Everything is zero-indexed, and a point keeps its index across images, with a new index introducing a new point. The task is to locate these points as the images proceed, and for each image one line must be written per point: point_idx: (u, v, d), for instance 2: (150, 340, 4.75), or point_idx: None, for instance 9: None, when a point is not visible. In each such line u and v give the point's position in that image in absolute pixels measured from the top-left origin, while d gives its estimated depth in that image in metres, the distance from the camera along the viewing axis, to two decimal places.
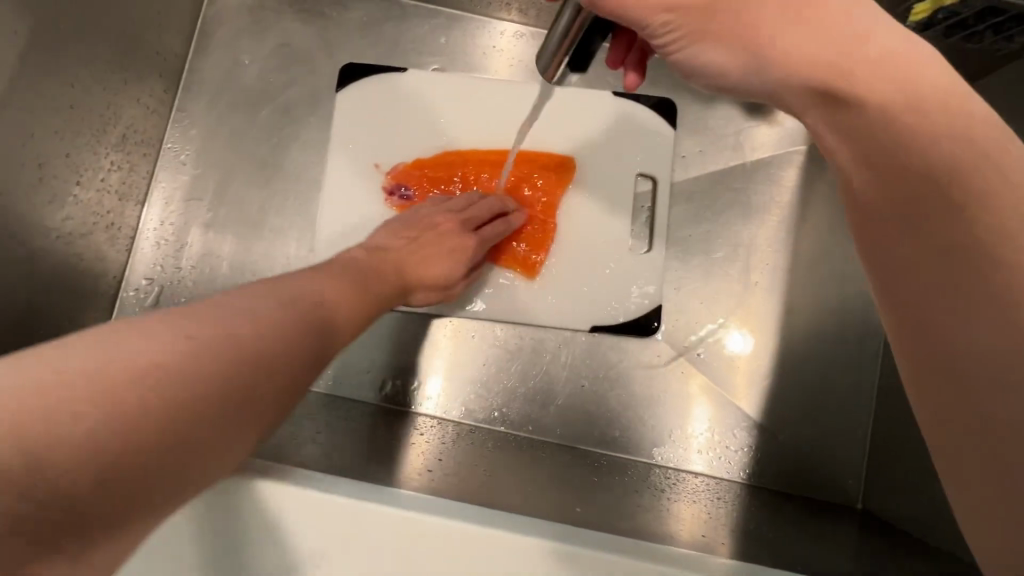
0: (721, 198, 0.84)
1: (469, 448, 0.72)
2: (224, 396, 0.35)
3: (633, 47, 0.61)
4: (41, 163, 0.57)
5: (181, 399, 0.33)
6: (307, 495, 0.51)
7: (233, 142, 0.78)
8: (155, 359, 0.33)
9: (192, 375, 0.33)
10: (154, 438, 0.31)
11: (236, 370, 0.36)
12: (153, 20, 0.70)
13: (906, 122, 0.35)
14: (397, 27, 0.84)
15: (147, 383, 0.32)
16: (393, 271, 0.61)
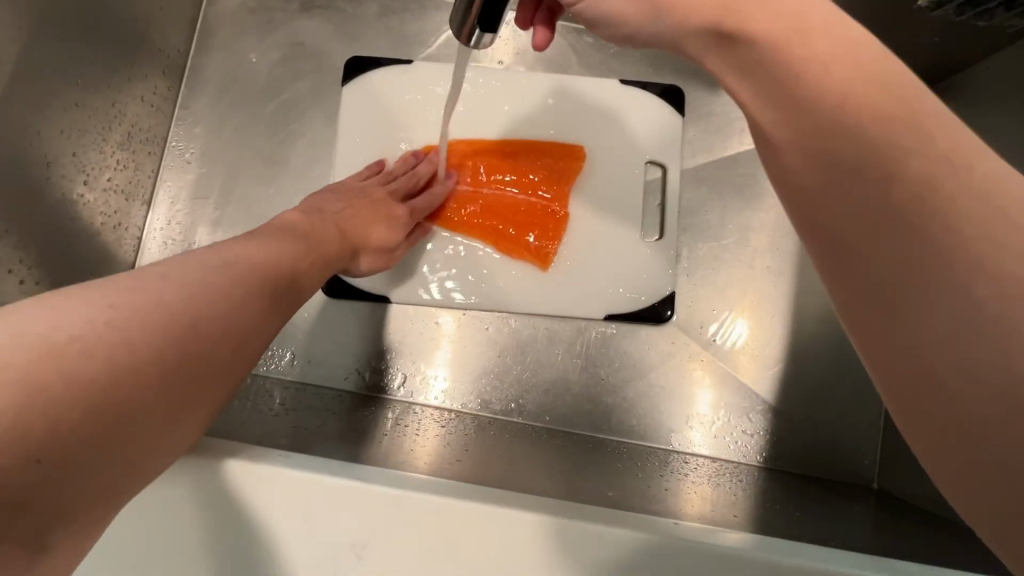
0: (730, 180, 0.80)
1: (476, 432, 0.67)
2: (153, 376, 0.33)
3: (541, 6, 0.59)
4: (49, 161, 0.58)
5: (109, 377, 0.30)
6: (294, 483, 0.43)
7: (238, 138, 0.77)
8: (76, 329, 0.30)
9: (114, 349, 0.31)
10: (77, 420, 0.29)
11: (175, 344, 0.34)
12: (156, 16, 0.70)
13: (796, 50, 0.32)
14: (401, 19, 0.79)
15: (66, 355, 0.29)
16: (333, 229, 0.58)
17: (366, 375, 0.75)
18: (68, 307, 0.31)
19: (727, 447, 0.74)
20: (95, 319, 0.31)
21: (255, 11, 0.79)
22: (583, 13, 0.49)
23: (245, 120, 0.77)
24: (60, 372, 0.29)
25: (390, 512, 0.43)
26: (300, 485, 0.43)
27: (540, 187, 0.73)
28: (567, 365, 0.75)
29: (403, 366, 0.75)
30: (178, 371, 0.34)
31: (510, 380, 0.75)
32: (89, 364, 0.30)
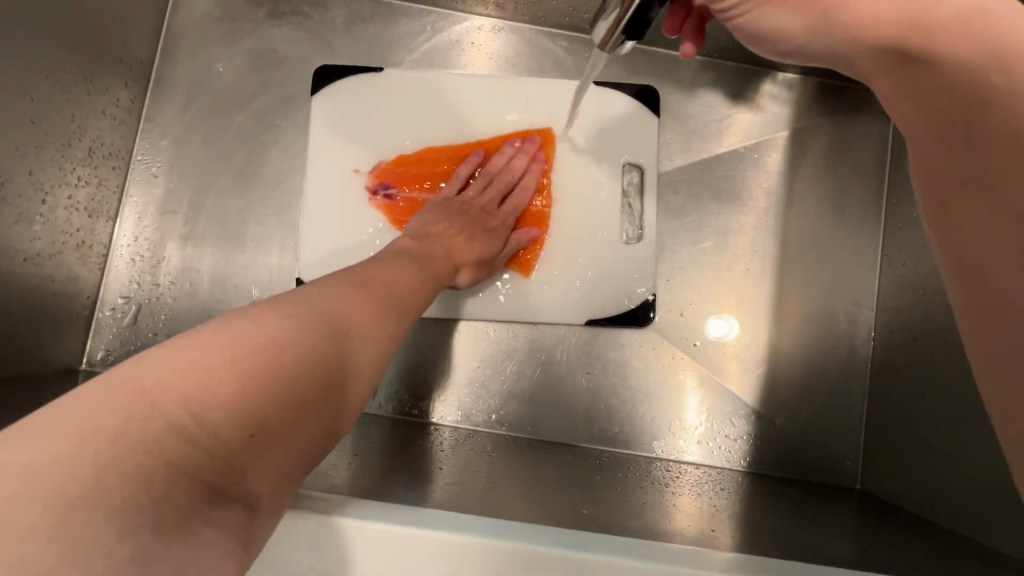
0: (707, 183, 0.79)
1: (456, 447, 0.66)
2: (330, 370, 0.37)
3: (692, 12, 0.57)
4: (6, 182, 0.56)
5: (297, 364, 0.35)
6: (328, 525, 0.42)
7: (207, 150, 0.75)
8: (269, 324, 0.36)
9: (300, 341, 0.36)
10: (287, 395, 0.34)
11: (325, 354, 0.37)
12: (116, 26, 0.68)
13: (982, 74, 0.41)
14: (371, 26, 0.78)
15: (269, 343, 0.35)
16: (441, 253, 0.60)
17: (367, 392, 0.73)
18: (259, 313, 0.37)
19: (712, 452, 0.74)
20: (286, 317, 0.37)
21: (221, 19, 0.77)
22: (741, 26, 0.49)
23: (214, 132, 0.75)
24: (251, 376, 0.33)
25: (357, 542, 0.42)
26: (340, 529, 0.42)
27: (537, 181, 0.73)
28: (548, 374, 0.74)
29: (380, 379, 0.74)
30: (347, 364, 0.39)
31: (491, 391, 0.74)
32: (287, 351, 0.35)
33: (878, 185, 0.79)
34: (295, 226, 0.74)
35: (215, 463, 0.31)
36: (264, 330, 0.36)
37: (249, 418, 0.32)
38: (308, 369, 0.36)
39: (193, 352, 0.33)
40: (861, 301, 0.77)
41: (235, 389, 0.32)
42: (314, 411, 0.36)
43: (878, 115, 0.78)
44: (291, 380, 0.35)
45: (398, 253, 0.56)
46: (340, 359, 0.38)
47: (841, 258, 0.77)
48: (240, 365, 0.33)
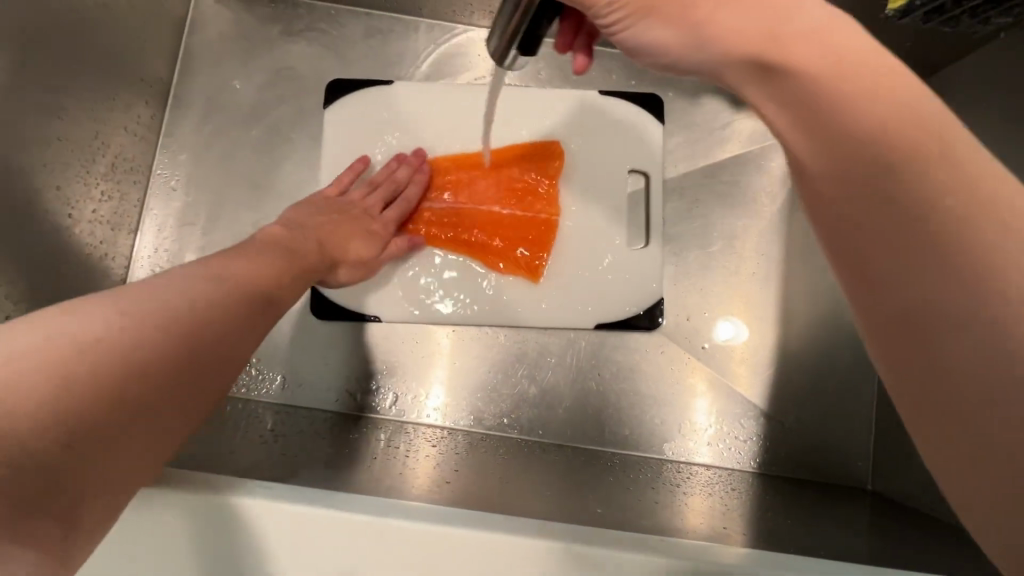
0: (713, 188, 0.80)
1: (469, 450, 0.67)
2: (169, 372, 0.37)
3: (580, 30, 0.56)
4: (32, 198, 0.59)
5: (123, 371, 0.34)
6: (361, 525, 0.43)
7: (223, 164, 0.77)
8: (101, 328, 0.35)
9: (133, 345, 0.35)
10: (115, 401, 0.34)
11: (162, 360, 0.37)
12: (137, 46, 0.71)
13: (832, 83, 0.34)
14: (382, 41, 0.80)
15: (91, 348, 0.34)
16: (312, 244, 0.58)
17: (317, 387, 0.75)
18: (88, 314, 0.35)
19: (721, 453, 0.74)
20: (128, 315, 0.36)
21: (236, 37, 0.79)
22: (624, 40, 0.45)
23: (229, 146, 0.77)
24: (73, 385, 0.33)
25: (378, 538, 0.43)
26: (375, 529, 0.43)
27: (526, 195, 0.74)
28: (558, 377, 0.76)
29: (394, 385, 0.75)
30: (200, 363, 0.39)
31: (502, 395, 0.75)
32: (116, 357, 0.34)
33: None
34: None
35: (35, 475, 0.32)
36: (91, 333, 0.34)
37: (64, 426, 0.32)
38: (141, 373, 0.35)
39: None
40: None
41: (48, 398, 0.32)
42: (153, 411, 0.36)
43: None
44: (122, 385, 0.34)
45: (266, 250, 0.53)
46: (185, 358, 0.38)
47: None
48: (50, 379, 0.32)
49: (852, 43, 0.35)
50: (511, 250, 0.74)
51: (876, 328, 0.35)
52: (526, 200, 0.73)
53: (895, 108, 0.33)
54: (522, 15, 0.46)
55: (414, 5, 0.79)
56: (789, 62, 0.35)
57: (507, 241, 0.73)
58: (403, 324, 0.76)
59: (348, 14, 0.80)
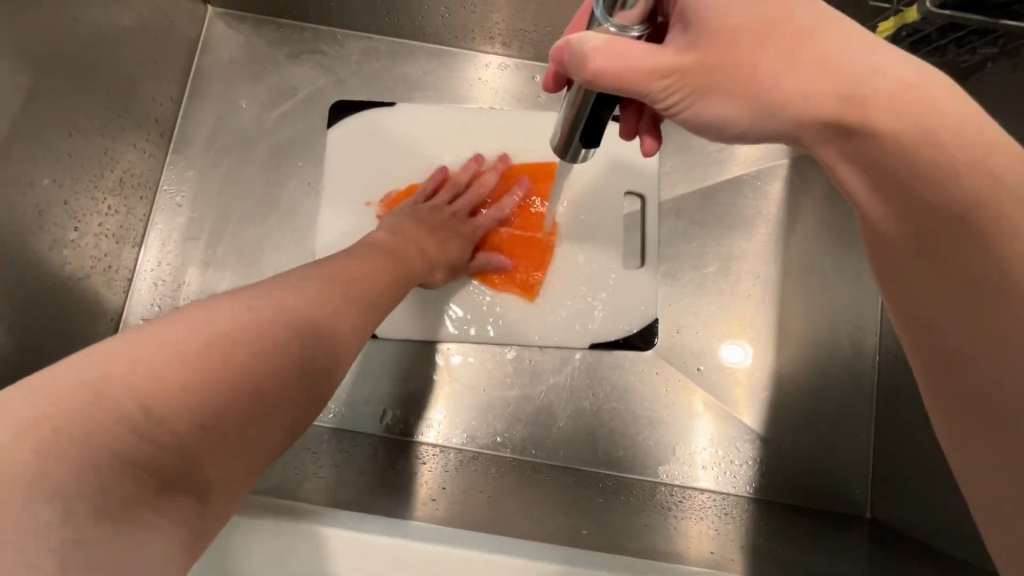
0: (710, 211, 0.81)
1: (461, 469, 0.67)
2: (301, 365, 0.39)
3: (644, 114, 0.59)
4: (41, 210, 0.60)
5: (267, 359, 0.37)
6: (347, 543, 0.43)
7: (228, 181, 0.79)
8: (242, 325, 0.37)
9: (256, 338, 0.37)
10: (253, 384, 0.35)
11: (298, 349, 0.39)
12: (149, 67, 0.73)
13: (870, 91, 0.37)
14: (386, 65, 0.82)
15: (230, 340, 0.36)
16: (414, 250, 0.62)
17: (359, 411, 0.74)
18: (228, 313, 0.38)
19: (718, 478, 0.73)
20: (266, 316, 0.39)
21: (245, 60, 0.82)
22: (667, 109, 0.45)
23: (235, 163, 0.79)
24: (218, 364, 0.34)
25: (363, 555, 0.43)
26: (360, 548, 0.43)
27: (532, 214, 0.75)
28: (554, 397, 0.75)
29: (385, 401, 0.75)
30: (312, 370, 0.40)
31: (497, 414, 0.75)
32: (248, 352, 0.36)
33: None
34: (309, 253, 0.77)
35: (170, 454, 0.32)
36: (231, 329, 0.36)
37: (201, 411, 0.33)
38: (267, 369, 0.37)
39: (152, 340, 0.34)
40: (863, 327, 0.78)
41: (193, 381, 0.33)
42: (274, 407, 0.37)
43: None
44: (250, 377, 0.35)
45: (381, 266, 0.55)
46: (303, 362, 0.39)
47: (842, 284, 0.78)
48: (199, 361, 0.34)
49: (950, 106, 0.36)
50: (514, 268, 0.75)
51: (929, 347, 0.38)
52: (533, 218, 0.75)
53: (962, 156, 0.35)
54: (581, 104, 0.46)
55: (418, 30, 0.81)
56: (868, 124, 0.37)
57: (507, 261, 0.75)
58: (398, 341, 0.76)
59: (353, 39, 0.83)
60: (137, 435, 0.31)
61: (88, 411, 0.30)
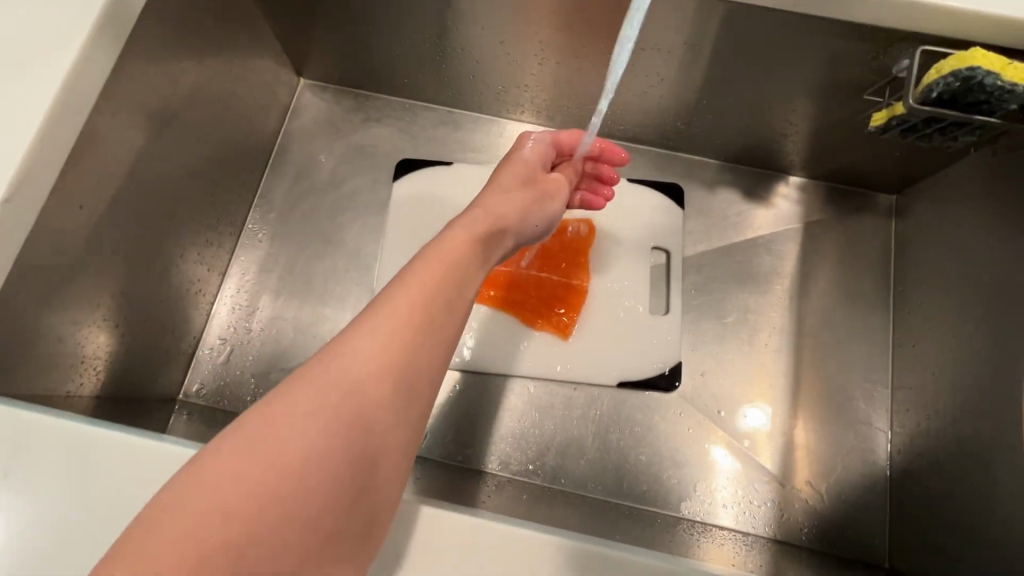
0: (730, 268, 0.89)
1: (497, 491, 0.72)
2: (320, 490, 0.35)
3: None
4: (156, 238, 0.71)
5: (274, 508, 0.33)
6: (454, 524, 0.43)
7: (304, 222, 0.90)
8: (206, 478, 0.33)
9: (261, 487, 0.33)
10: (255, 545, 0.32)
11: (316, 475, 0.35)
12: (251, 126, 0.87)
13: None
14: (445, 131, 0.96)
15: (197, 503, 0.32)
16: (486, 219, 0.54)
17: None
18: (250, 445, 0.34)
19: (738, 518, 0.77)
20: (255, 448, 0.34)
21: (326, 123, 0.96)
22: None
23: (311, 208, 0.91)
24: (211, 538, 0.31)
25: (461, 540, 0.43)
26: (468, 532, 0.43)
27: (564, 268, 0.84)
28: (582, 430, 0.81)
29: (429, 423, 0.81)
30: (312, 469, 0.34)
31: (530, 442, 0.80)
32: (220, 505, 0.32)
33: (884, 277, 0.87)
34: (369, 288, 0.87)
35: None
36: (225, 482, 0.33)
37: None
38: (253, 506, 0.32)
39: (148, 530, 0.31)
40: (875, 381, 0.83)
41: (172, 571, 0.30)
42: (285, 538, 0.33)
43: (878, 216, 0.89)
44: (237, 529, 0.32)
45: (431, 274, 0.44)
46: (296, 472, 0.34)
47: (853, 340, 0.85)
48: (191, 544, 0.30)
49: None
50: (554, 308, 0.83)
51: None
52: (564, 272, 0.84)
53: None
54: None
55: (473, 105, 0.94)
56: None
57: (545, 303, 0.83)
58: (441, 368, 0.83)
59: (419, 108, 0.97)
60: None
61: None
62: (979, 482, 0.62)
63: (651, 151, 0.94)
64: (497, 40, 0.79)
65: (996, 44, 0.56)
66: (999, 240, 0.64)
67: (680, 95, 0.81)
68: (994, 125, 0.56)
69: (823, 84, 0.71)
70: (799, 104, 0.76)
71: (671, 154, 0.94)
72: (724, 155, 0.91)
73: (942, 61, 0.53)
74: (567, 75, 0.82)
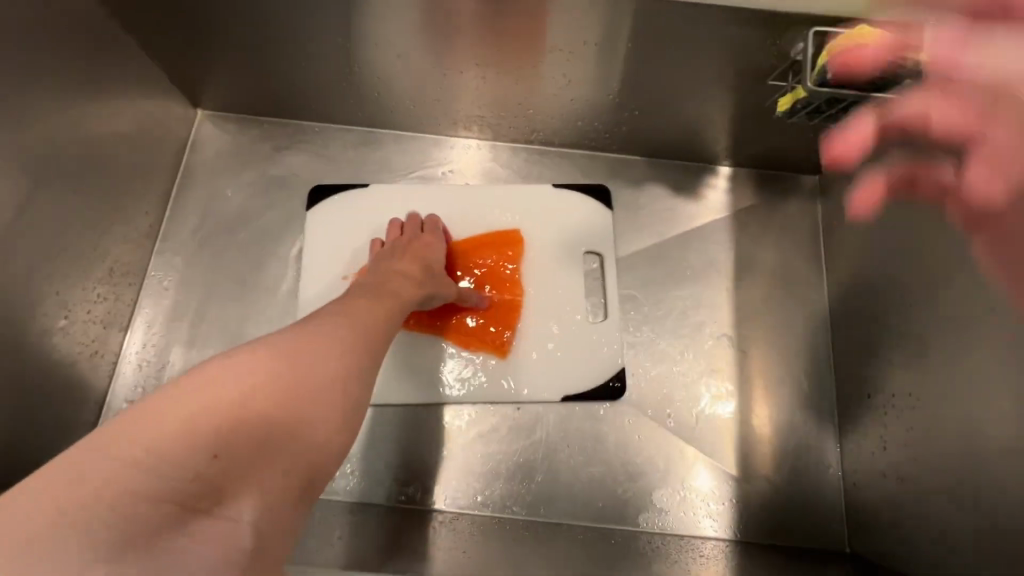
0: (665, 265, 0.87)
1: (473, 535, 0.67)
2: (315, 400, 0.43)
3: None
4: (35, 302, 0.64)
5: (277, 401, 0.41)
6: None
7: (214, 264, 0.84)
8: (204, 392, 0.39)
9: (265, 388, 0.41)
10: (256, 421, 0.40)
11: (309, 390, 0.43)
12: (142, 166, 0.80)
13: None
14: (360, 152, 0.91)
15: (213, 393, 0.39)
16: (403, 284, 0.64)
17: (371, 483, 0.75)
18: (263, 357, 0.43)
19: (698, 522, 0.75)
20: (264, 361, 0.42)
21: (230, 155, 0.90)
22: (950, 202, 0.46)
23: (219, 247, 0.85)
24: (227, 405, 0.39)
25: None
26: None
27: (501, 284, 0.81)
28: (533, 452, 0.77)
29: (357, 462, 0.76)
30: (311, 394, 0.43)
31: (480, 473, 0.76)
32: (236, 391, 0.40)
33: (815, 259, 0.87)
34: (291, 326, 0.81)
35: (193, 481, 0.38)
36: (239, 376, 0.41)
37: (212, 441, 0.38)
38: (259, 394, 0.40)
39: (179, 397, 0.39)
40: (818, 363, 0.82)
41: (197, 424, 0.38)
42: (281, 425, 0.41)
43: (805, 198, 0.89)
44: (247, 404, 0.40)
45: (373, 306, 0.56)
46: (283, 403, 0.41)
47: (792, 324, 0.84)
48: (214, 408, 0.39)
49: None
50: (488, 327, 0.79)
51: None
52: (501, 285, 0.81)
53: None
54: None
55: (386, 122, 0.90)
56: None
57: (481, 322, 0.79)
58: (397, 410, 0.78)
59: (330, 130, 0.92)
60: (159, 465, 0.37)
61: (116, 461, 0.36)
62: (931, 460, 0.61)
63: (574, 153, 0.92)
64: (396, 53, 0.74)
65: (885, 19, 0.56)
66: None
67: (594, 94, 0.78)
68: (889, 99, 0.57)
69: (733, 71, 0.69)
70: (710, 94, 0.74)
71: (595, 156, 0.91)
72: (647, 150, 0.90)
73: None
74: (476, 84, 0.79)
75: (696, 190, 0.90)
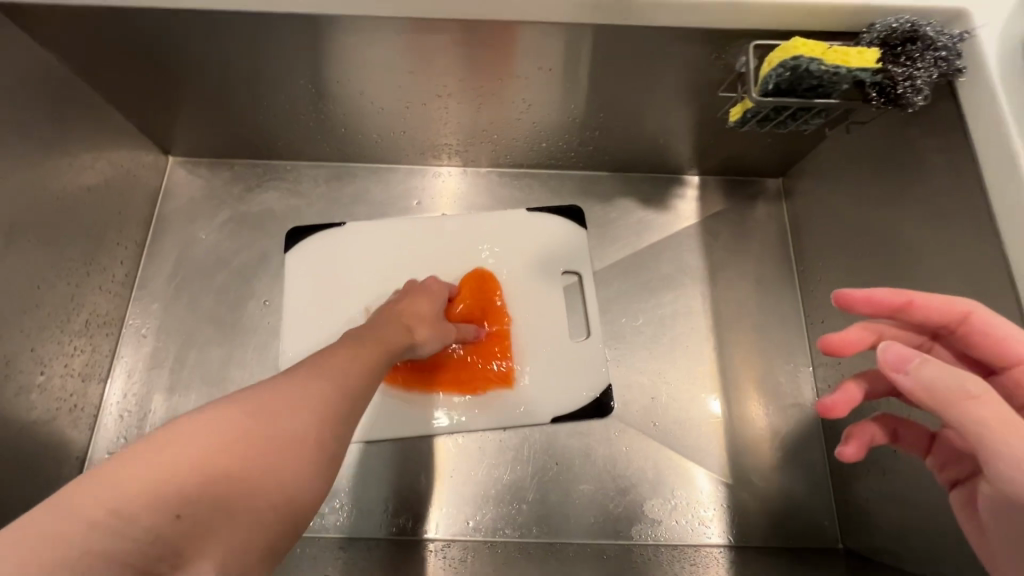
0: (639, 276, 0.89)
1: (470, 560, 0.67)
2: (296, 450, 0.39)
3: None
4: (8, 361, 0.64)
5: (254, 453, 0.37)
6: None
7: (192, 308, 0.84)
8: (175, 443, 0.36)
9: (242, 438, 0.37)
10: (229, 473, 0.36)
11: (289, 442, 0.39)
12: (115, 217, 0.81)
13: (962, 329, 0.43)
14: (333, 187, 0.92)
15: (184, 443, 0.36)
16: (402, 328, 0.61)
17: (365, 515, 0.75)
18: (242, 406, 0.39)
19: (692, 531, 0.75)
20: (242, 410, 0.39)
21: (203, 198, 0.91)
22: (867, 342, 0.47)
23: (196, 291, 0.85)
24: (198, 457, 0.35)
25: None
26: None
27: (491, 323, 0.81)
28: (522, 474, 0.77)
29: (346, 495, 0.76)
30: (295, 443, 0.39)
31: (471, 498, 0.76)
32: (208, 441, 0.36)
33: (784, 259, 0.89)
34: (273, 364, 0.81)
35: (153, 543, 0.33)
36: (214, 426, 0.37)
37: (178, 497, 0.34)
38: (234, 444, 0.37)
39: (145, 449, 0.35)
40: (797, 362, 0.84)
41: (163, 478, 0.34)
42: (257, 479, 0.37)
43: (771, 200, 0.91)
44: (219, 456, 0.36)
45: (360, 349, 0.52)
46: (261, 454, 0.37)
47: (768, 325, 0.86)
48: (185, 460, 0.35)
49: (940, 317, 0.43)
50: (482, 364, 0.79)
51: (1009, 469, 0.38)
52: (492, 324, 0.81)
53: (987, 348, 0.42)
54: None
55: (357, 156, 0.91)
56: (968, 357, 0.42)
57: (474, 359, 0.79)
58: (384, 443, 0.78)
59: (301, 168, 0.93)
60: (118, 525, 0.32)
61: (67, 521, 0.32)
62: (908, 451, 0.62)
63: (543, 174, 0.94)
64: (358, 89, 0.76)
65: (820, 30, 0.59)
66: (885, 211, 0.66)
67: (556, 117, 0.80)
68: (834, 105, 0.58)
69: (686, 86, 0.71)
70: (667, 109, 0.77)
71: (565, 175, 0.93)
72: (613, 166, 0.92)
73: (771, 54, 0.55)
74: (439, 114, 0.81)
75: (664, 202, 0.92)
